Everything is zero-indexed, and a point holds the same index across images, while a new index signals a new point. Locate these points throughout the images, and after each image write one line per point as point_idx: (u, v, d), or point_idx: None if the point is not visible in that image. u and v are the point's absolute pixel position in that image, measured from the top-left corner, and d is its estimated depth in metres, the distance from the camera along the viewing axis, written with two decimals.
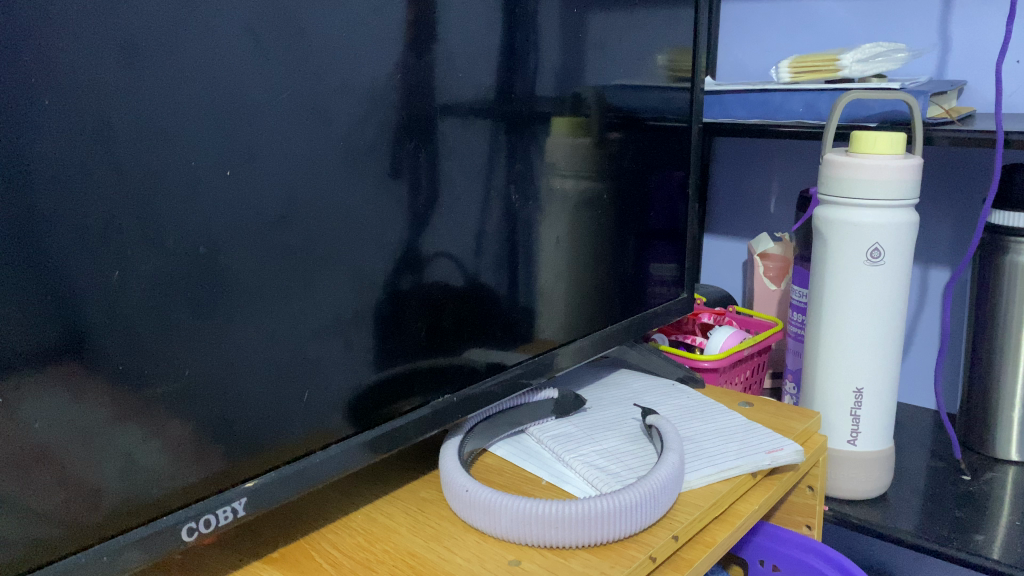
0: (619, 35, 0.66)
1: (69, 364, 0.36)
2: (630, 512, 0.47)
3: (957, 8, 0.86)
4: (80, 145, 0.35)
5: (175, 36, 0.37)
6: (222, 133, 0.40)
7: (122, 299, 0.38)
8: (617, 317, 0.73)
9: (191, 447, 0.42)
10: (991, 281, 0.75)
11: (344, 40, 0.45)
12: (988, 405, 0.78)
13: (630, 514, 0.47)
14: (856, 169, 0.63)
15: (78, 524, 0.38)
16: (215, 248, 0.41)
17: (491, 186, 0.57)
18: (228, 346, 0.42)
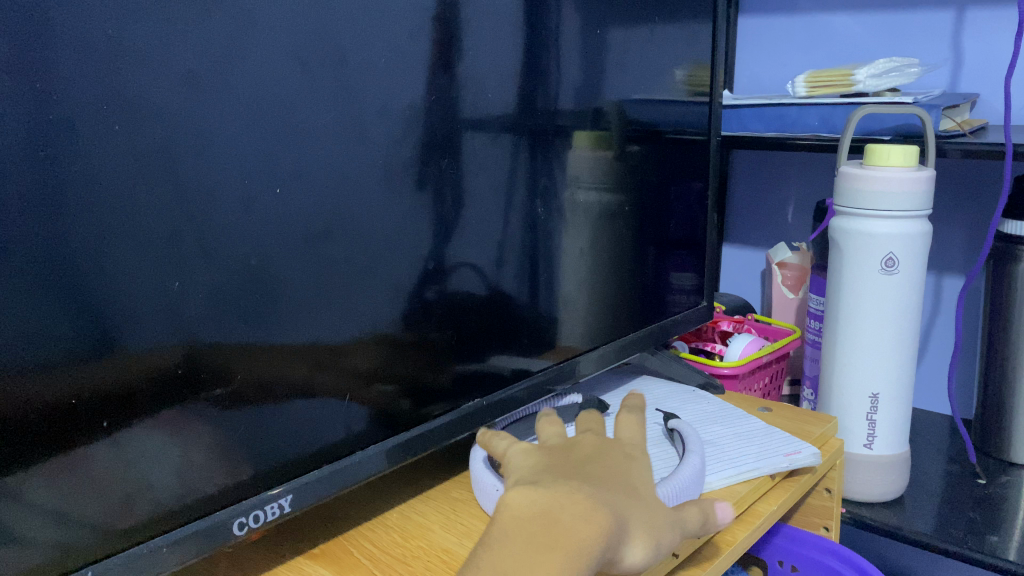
0: (639, 52, 0.69)
1: (131, 367, 0.39)
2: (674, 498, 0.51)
3: (968, 22, 0.87)
4: (144, 166, 0.38)
5: (228, 63, 0.40)
6: (271, 152, 0.43)
7: (181, 308, 0.40)
8: (639, 324, 0.75)
9: (240, 446, 0.44)
10: (1004, 289, 0.77)
11: (380, 63, 0.47)
12: (1002, 410, 0.79)
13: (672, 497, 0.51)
14: (870, 181, 0.65)
15: (139, 518, 0.40)
16: (265, 259, 0.43)
17: (514, 199, 0.59)
18: (275, 353, 0.45)
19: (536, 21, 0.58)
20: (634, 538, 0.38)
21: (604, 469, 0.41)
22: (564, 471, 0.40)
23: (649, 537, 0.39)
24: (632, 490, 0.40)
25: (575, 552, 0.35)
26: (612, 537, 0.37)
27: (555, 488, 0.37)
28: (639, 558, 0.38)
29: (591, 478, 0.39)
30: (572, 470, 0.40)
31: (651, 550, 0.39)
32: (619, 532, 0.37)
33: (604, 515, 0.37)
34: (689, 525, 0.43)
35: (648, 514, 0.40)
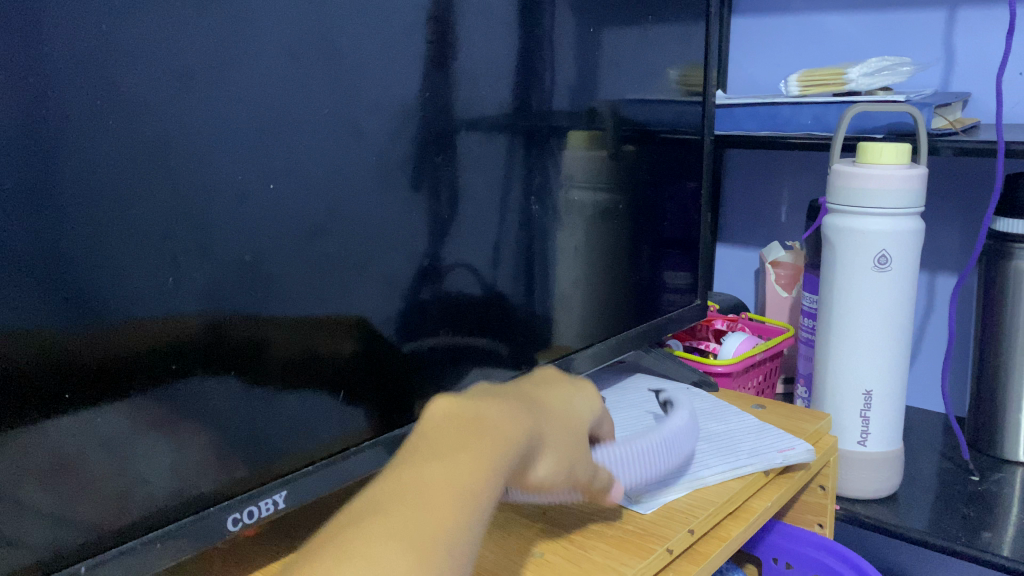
0: (632, 51, 0.69)
1: (124, 364, 0.39)
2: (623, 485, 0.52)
3: (960, 22, 0.88)
4: (137, 162, 0.38)
5: (222, 60, 0.40)
6: (265, 149, 0.43)
7: (176, 305, 0.40)
8: (634, 322, 0.75)
9: (235, 444, 0.44)
10: (997, 287, 0.77)
11: (374, 61, 0.47)
12: (996, 408, 0.80)
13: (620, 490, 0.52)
14: (862, 179, 0.66)
15: (133, 515, 0.40)
16: (258, 255, 0.43)
17: (509, 197, 0.60)
18: (270, 350, 0.45)
19: (531, 20, 0.59)
20: (546, 453, 0.43)
21: (533, 397, 0.46)
22: (498, 393, 0.45)
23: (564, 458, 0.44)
24: (555, 418, 0.45)
25: (503, 442, 0.39)
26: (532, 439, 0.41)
27: (486, 401, 0.42)
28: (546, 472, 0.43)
29: (521, 400, 0.44)
30: (501, 394, 0.44)
31: (559, 468, 0.43)
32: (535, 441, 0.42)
33: (526, 423, 0.42)
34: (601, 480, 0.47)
35: (566, 438, 0.45)
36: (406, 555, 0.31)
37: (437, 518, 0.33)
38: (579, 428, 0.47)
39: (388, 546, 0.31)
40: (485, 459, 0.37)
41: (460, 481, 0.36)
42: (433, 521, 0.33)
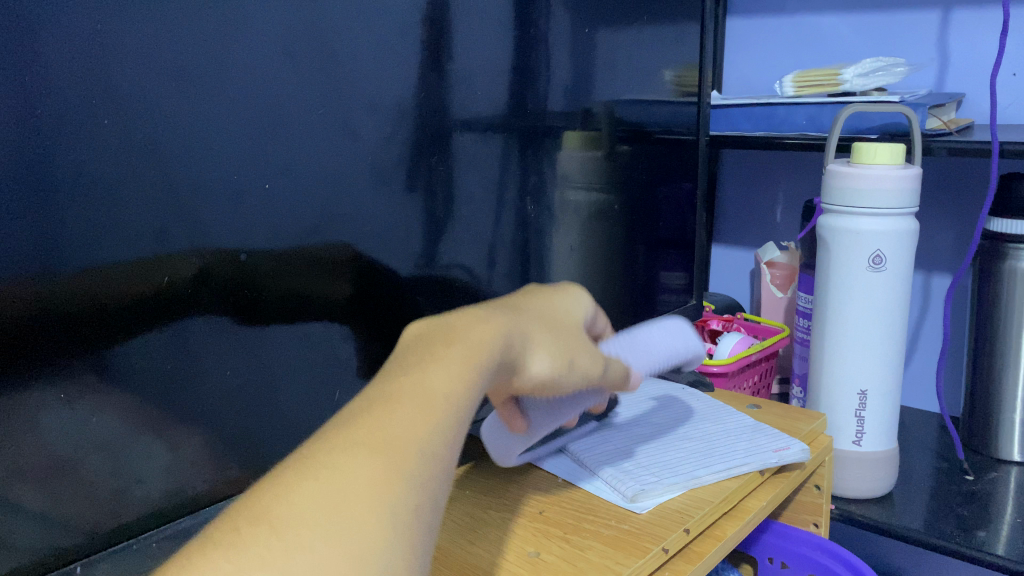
0: (628, 52, 0.69)
1: (119, 364, 0.39)
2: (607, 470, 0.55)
3: (954, 23, 0.88)
4: (133, 163, 0.38)
5: (218, 60, 0.40)
6: (261, 150, 0.43)
7: (171, 304, 0.40)
8: (629, 322, 0.75)
9: (229, 444, 0.44)
10: (991, 286, 0.77)
11: (370, 61, 0.47)
12: (990, 407, 0.80)
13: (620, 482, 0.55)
14: (857, 179, 0.66)
15: (127, 516, 0.40)
16: (253, 255, 0.43)
17: (504, 197, 0.60)
18: (265, 350, 0.45)
19: (526, 20, 0.59)
20: (535, 347, 0.40)
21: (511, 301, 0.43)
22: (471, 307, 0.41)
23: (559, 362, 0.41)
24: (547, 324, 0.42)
25: (473, 345, 0.36)
26: (513, 339, 0.38)
27: (454, 314, 0.39)
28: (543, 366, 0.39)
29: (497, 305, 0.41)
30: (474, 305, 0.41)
31: (556, 359, 0.40)
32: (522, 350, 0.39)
33: (500, 322, 0.38)
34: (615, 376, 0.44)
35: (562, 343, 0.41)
36: (379, 476, 0.28)
37: (413, 438, 0.30)
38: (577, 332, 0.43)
39: (361, 466, 0.28)
40: (455, 364, 0.34)
41: (434, 400, 0.32)
42: (409, 439, 0.30)
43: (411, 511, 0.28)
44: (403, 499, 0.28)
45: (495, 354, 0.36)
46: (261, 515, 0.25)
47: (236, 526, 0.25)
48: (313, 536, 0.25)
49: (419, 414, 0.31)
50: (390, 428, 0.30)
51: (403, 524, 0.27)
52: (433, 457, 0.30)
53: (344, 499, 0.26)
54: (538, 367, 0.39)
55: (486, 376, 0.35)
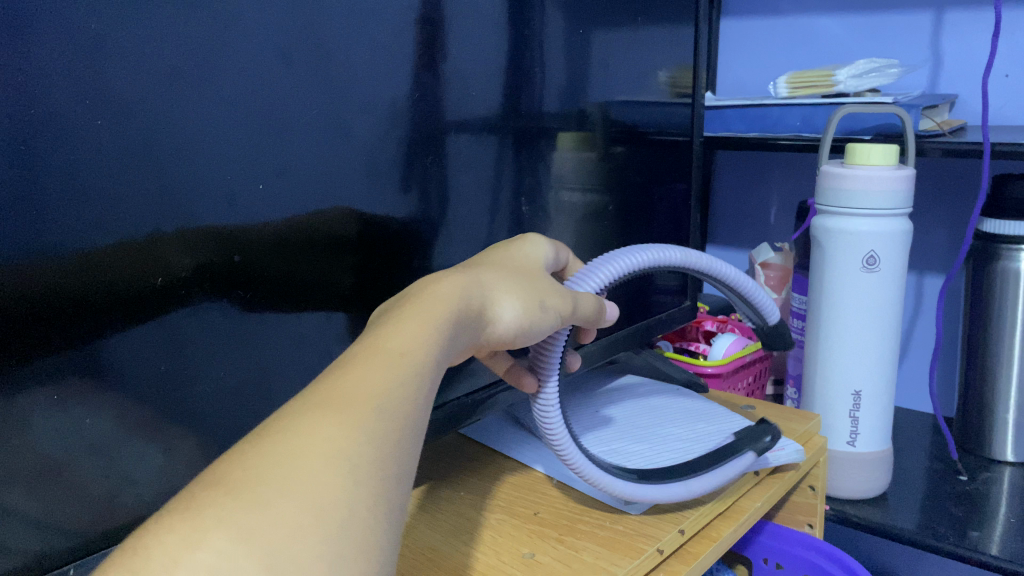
0: (622, 53, 0.69)
1: (112, 363, 0.38)
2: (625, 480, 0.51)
3: (947, 25, 0.88)
4: (127, 163, 0.37)
5: (212, 61, 0.40)
6: (255, 150, 0.43)
7: (165, 304, 0.40)
8: (623, 323, 0.75)
9: (223, 446, 0.44)
10: (985, 287, 0.77)
11: (364, 61, 0.47)
12: (983, 407, 0.80)
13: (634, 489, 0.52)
14: (850, 180, 0.66)
15: (120, 518, 0.40)
16: (246, 256, 0.43)
17: (498, 198, 0.60)
18: (259, 351, 0.45)
19: (521, 20, 0.59)
20: (494, 300, 0.43)
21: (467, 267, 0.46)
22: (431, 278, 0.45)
23: (517, 311, 0.44)
24: (500, 279, 0.44)
25: (430, 306, 0.39)
26: (470, 297, 0.42)
27: (411, 287, 0.42)
28: (504, 317, 0.43)
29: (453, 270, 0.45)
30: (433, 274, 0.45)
31: (516, 309, 0.44)
32: (476, 307, 0.42)
33: (456, 281, 0.42)
34: (582, 315, 0.47)
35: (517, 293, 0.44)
36: (326, 432, 0.30)
37: (359, 394, 0.32)
38: (537, 280, 0.46)
39: (308, 425, 0.30)
40: (413, 326, 0.38)
41: (382, 361, 0.35)
42: (353, 396, 0.32)
43: (361, 455, 0.30)
44: (352, 446, 0.30)
45: (448, 312, 0.39)
46: (215, 480, 0.27)
47: (197, 493, 0.27)
48: (266, 488, 0.27)
49: (364, 375, 0.34)
50: (340, 390, 0.32)
51: (355, 467, 0.29)
52: (381, 407, 0.32)
53: (293, 454, 0.28)
54: (501, 318, 0.43)
55: (444, 329, 0.39)
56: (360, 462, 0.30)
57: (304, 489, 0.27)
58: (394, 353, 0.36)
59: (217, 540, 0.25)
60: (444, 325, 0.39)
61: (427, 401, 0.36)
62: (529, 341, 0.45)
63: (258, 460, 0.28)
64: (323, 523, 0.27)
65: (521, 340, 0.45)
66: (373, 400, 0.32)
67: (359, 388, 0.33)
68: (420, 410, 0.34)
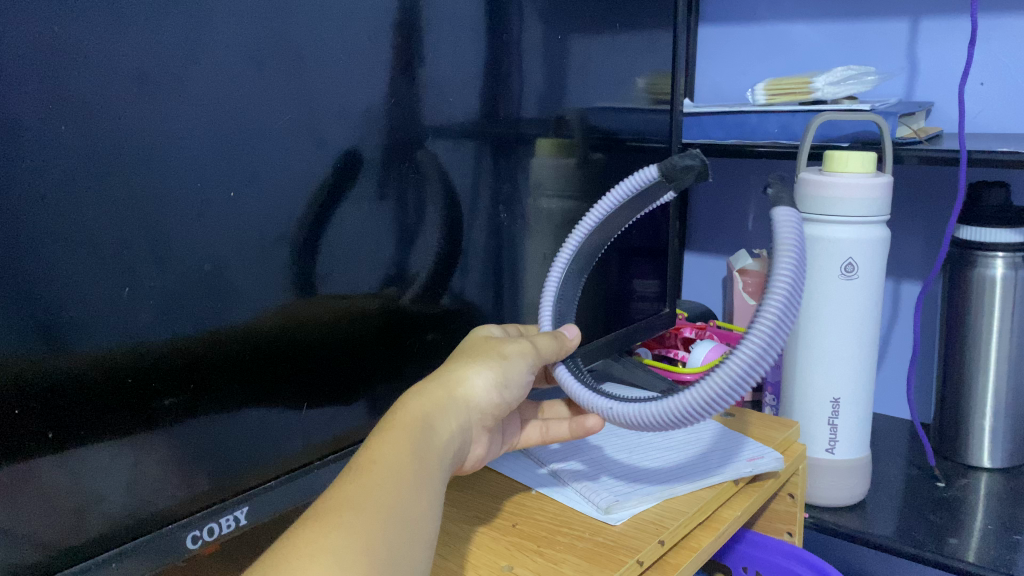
0: (601, 59, 0.69)
1: (75, 377, 0.37)
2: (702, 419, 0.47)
3: (923, 33, 0.89)
4: (91, 169, 0.36)
5: (181, 64, 0.39)
6: (225, 156, 0.41)
7: (131, 314, 0.39)
8: (602, 331, 0.75)
9: (193, 460, 0.43)
10: (961, 294, 0.78)
11: (339, 67, 0.47)
12: (960, 413, 0.80)
13: (699, 421, 0.47)
14: (827, 188, 0.66)
15: (82, 536, 0.39)
16: (218, 266, 0.42)
17: (476, 205, 0.59)
18: (229, 363, 0.44)
19: (499, 25, 0.58)
20: (468, 379, 0.47)
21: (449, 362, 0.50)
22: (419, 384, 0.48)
23: (485, 375, 0.47)
24: (465, 357, 0.48)
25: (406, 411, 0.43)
26: (443, 391, 0.45)
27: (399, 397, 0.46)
28: (480, 390, 0.47)
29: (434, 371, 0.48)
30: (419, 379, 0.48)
31: (490, 381, 0.47)
32: (448, 394, 0.45)
33: (430, 384, 0.45)
34: (545, 350, 0.51)
35: (479, 360, 0.47)
36: (315, 543, 0.33)
37: (348, 500, 0.35)
38: (495, 342, 0.50)
39: (297, 543, 0.33)
40: (393, 432, 0.41)
41: (366, 467, 0.38)
42: (335, 504, 0.35)
43: (353, 553, 0.33)
44: (339, 547, 0.33)
45: (421, 416, 0.43)
46: None
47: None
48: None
49: (346, 484, 0.37)
50: (327, 501, 0.36)
51: (344, 562, 0.32)
52: (363, 504, 0.35)
53: (285, 567, 0.31)
54: (477, 392, 0.47)
55: (423, 428, 0.42)
56: (349, 557, 0.32)
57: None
58: (374, 452, 0.39)
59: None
60: (415, 415, 0.42)
61: (421, 489, 0.38)
62: (509, 396, 0.48)
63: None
64: None
65: (502, 399, 0.48)
66: (355, 499, 0.35)
67: (341, 494, 0.36)
68: (406, 490, 0.37)
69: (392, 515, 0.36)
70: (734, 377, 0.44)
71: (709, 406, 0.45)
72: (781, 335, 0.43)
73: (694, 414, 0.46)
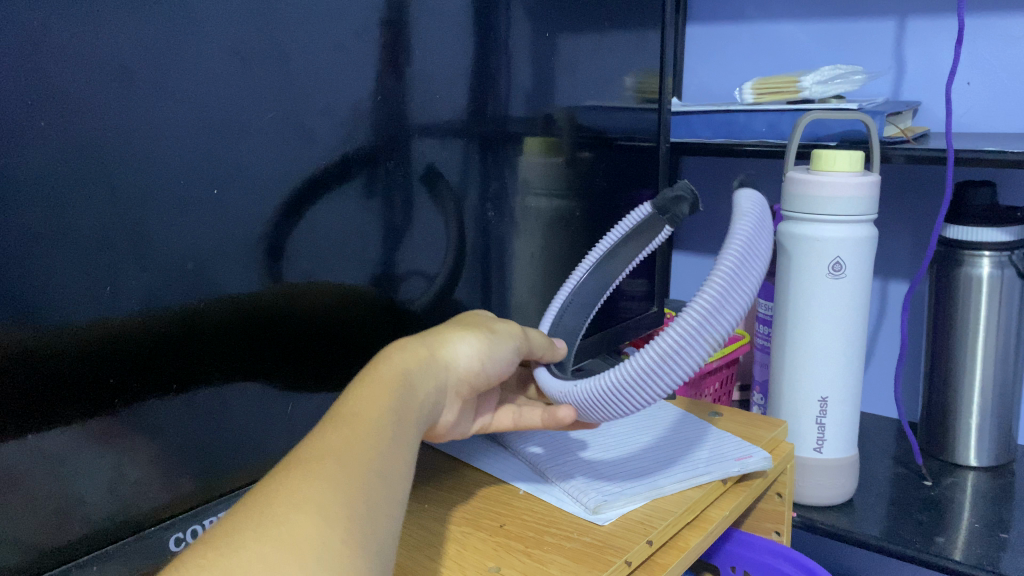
0: (589, 57, 0.69)
1: (57, 377, 0.37)
2: (662, 399, 0.45)
3: (909, 33, 0.89)
4: (73, 166, 0.36)
5: (165, 60, 0.38)
6: (208, 154, 0.41)
7: (114, 313, 0.38)
8: (590, 330, 0.74)
9: (177, 461, 0.43)
10: (948, 292, 0.78)
11: (325, 64, 0.46)
12: (947, 412, 0.81)
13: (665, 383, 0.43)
14: (814, 186, 0.66)
15: (65, 539, 0.38)
16: (202, 264, 0.42)
17: (463, 204, 0.59)
18: (213, 362, 0.43)
19: (486, 23, 0.58)
20: (453, 344, 0.47)
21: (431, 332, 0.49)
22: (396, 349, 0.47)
23: (470, 345, 0.47)
24: (453, 326, 0.48)
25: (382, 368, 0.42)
26: (426, 351, 0.45)
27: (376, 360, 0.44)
28: (464, 355, 0.47)
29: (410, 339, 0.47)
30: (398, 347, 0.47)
31: (477, 349, 0.47)
32: (430, 352, 0.45)
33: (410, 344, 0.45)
34: (535, 342, 0.52)
35: (466, 329, 0.48)
36: (300, 492, 0.31)
37: (327, 453, 0.34)
38: (484, 320, 0.50)
39: (278, 489, 0.31)
40: (374, 391, 0.40)
41: (346, 425, 0.37)
42: (315, 457, 0.34)
43: (335, 508, 0.31)
44: (321, 501, 0.31)
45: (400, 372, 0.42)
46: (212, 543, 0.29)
47: (179, 563, 0.28)
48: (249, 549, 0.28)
49: (328, 436, 0.36)
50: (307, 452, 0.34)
51: (327, 508, 0.31)
52: (345, 459, 0.34)
53: (271, 515, 0.30)
54: (461, 356, 0.47)
55: (402, 392, 0.41)
56: (332, 504, 0.31)
57: (279, 534, 0.29)
58: (355, 408, 0.38)
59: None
60: (398, 369, 0.42)
61: (399, 457, 0.37)
62: (490, 371, 0.48)
63: (237, 527, 0.29)
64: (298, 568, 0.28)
65: (484, 371, 0.48)
66: (334, 451, 0.34)
67: (323, 448, 0.34)
68: (384, 452, 0.36)
69: (372, 474, 0.34)
70: (684, 340, 0.42)
71: (666, 366, 0.43)
72: (745, 280, 0.42)
73: (646, 385, 0.44)
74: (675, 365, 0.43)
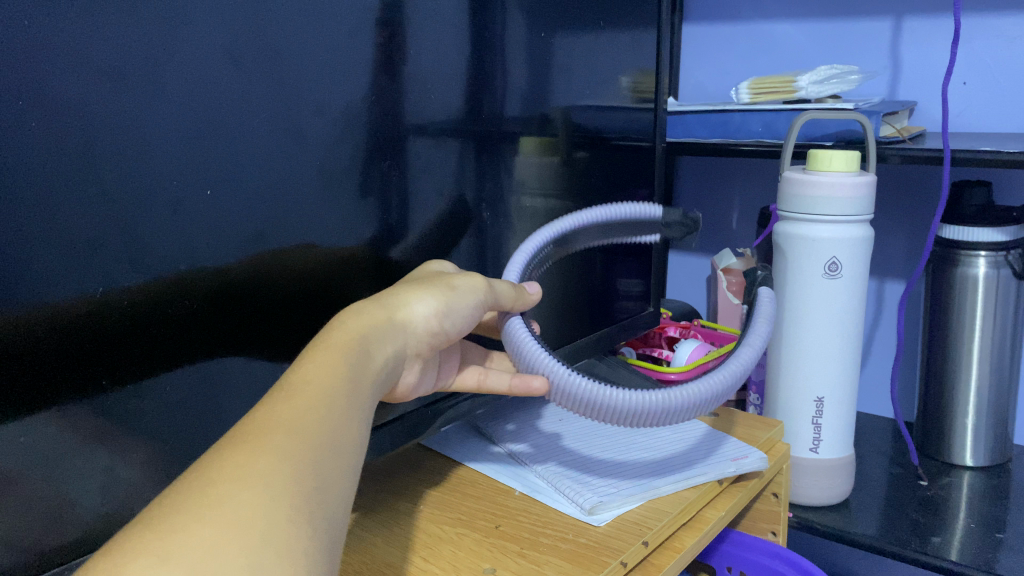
0: (585, 57, 0.69)
1: (50, 380, 0.36)
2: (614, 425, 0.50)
3: (905, 33, 0.89)
4: (66, 168, 0.36)
5: (158, 62, 0.38)
6: (202, 155, 0.41)
7: (106, 314, 0.38)
8: (585, 330, 0.74)
9: (171, 462, 0.43)
10: (944, 292, 0.78)
11: (319, 64, 0.46)
12: (942, 412, 0.81)
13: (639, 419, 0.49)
14: (810, 186, 0.66)
15: (58, 541, 0.38)
16: (195, 265, 0.42)
17: (459, 204, 0.59)
18: (206, 364, 0.43)
19: (481, 22, 0.57)
20: (409, 302, 0.46)
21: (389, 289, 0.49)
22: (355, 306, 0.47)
23: (427, 302, 0.46)
24: (410, 283, 0.47)
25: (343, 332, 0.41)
26: (384, 313, 0.44)
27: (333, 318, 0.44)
28: (421, 313, 0.46)
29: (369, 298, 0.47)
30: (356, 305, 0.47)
31: (434, 306, 0.46)
32: (387, 315, 0.44)
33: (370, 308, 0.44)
34: (502, 293, 0.50)
35: (423, 286, 0.47)
36: (250, 462, 0.30)
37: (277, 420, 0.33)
38: (444, 274, 0.49)
39: (221, 460, 0.30)
40: (326, 355, 0.39)
41: (298, 390, 0.35)
42: (262, 423, 0.32)
43: (287, 475, 0.30)
44: (272, 471, 0.30)
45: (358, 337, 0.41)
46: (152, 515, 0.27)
47: (116, 538, 0.26)
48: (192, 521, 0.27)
49: (278, 401, 0.34)
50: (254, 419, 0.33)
51: (280, 481, 0.30)
52: (297, 425, 0.33)
53: (215, 487, 0.28)
54: (418, 315, 0.46)
55: (357, 355, 0.40)
56: (283, 476, 0.30)
57: (228, 513, 0.27)
58: (305, 373, 0.37)
59: (147, 564, 0.25)
60: (353, 333, 0.41)
61: (352, 423, 0.36)
62: (451, 326, 0.48)
63: (179, 500, 0.28)
64: (245, 541, 0.27)
65: (442, 329, 0.47)
66: (287, 420, 0.33)
67: (272, 416, 0.33)
68: (337, 419, 0.35)
69: (324, 442, 0.33)
70: (694, 401, 0.49)
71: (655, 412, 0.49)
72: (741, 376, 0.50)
73: (636, 415, 0.49)
74: (660, 414, 0.49)
